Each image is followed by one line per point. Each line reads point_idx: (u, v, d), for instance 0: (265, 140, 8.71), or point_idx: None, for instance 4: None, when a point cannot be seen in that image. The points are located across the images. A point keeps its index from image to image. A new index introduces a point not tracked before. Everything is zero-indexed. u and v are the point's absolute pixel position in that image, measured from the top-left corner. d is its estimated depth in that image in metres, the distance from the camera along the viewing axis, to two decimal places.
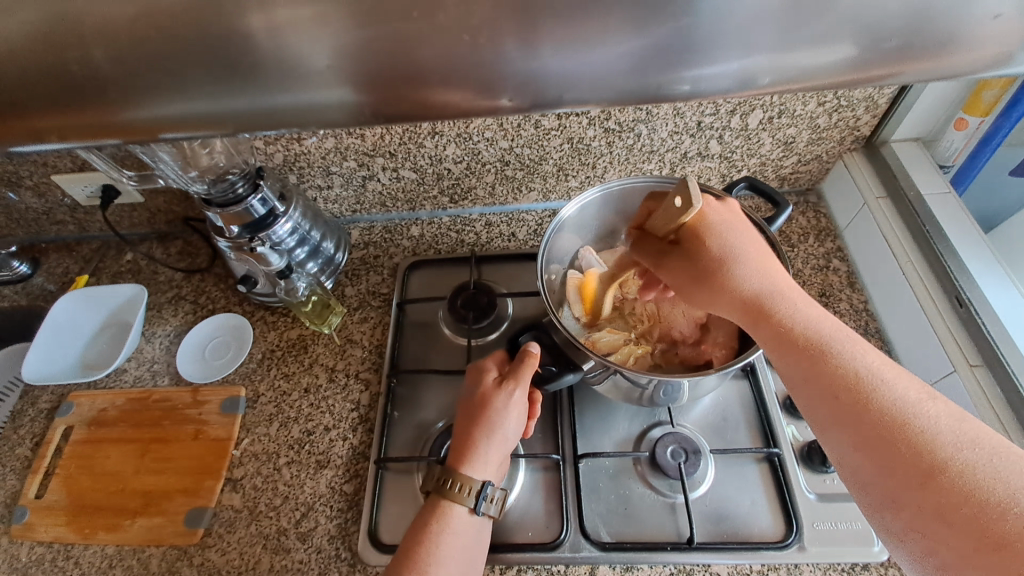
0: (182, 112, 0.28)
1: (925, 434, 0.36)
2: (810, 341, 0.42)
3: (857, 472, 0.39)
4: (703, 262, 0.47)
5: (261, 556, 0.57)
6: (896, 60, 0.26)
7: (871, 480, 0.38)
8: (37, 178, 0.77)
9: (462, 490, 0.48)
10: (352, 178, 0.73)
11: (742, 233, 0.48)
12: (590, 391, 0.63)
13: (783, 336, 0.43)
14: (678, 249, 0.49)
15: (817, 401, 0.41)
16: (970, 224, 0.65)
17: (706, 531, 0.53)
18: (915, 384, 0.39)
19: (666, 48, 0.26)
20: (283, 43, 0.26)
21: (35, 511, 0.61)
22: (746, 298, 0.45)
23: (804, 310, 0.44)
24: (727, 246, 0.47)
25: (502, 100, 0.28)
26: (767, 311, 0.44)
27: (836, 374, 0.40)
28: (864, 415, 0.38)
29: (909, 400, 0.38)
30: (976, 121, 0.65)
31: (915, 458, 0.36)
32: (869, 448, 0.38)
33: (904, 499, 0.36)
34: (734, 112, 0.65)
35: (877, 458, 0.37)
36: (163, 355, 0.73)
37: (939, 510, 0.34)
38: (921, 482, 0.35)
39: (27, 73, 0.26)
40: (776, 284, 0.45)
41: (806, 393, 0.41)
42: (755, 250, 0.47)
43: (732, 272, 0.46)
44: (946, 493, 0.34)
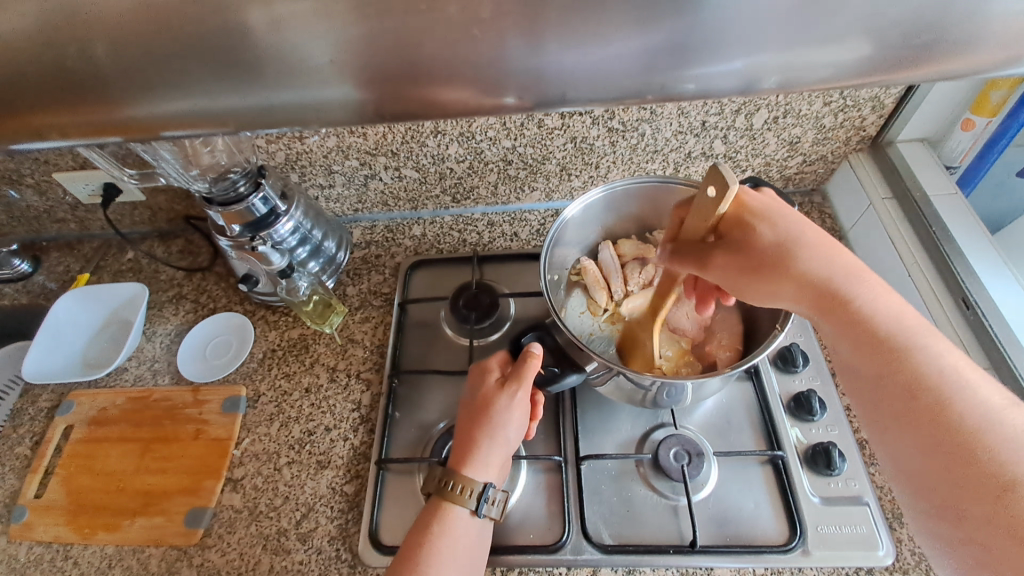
0: (182, 109, 0.28)
1: (1005, 449, 0.36)
2: (888, 342, 0.42)
3: (927, 475, 0.40)
4: (759, 255, 0.44)
5: (262, 557, 0.56)
6: (908, 59, 0.25)
7: (942, 486, 0.39)
8: (38, 176, 0.77)
9: (463, 492, 0.48)
10: (354, 177, 0.72)
11: (792, 216, 0.45)
12: (592, 392, 0.63)
13: (858, 331, 0.43)
14: (723, 243, 0.45)
15: (896, 399, 0.41)
16: (977, 225, 0.64)
17: (709, 535, 0.53)
18: (1000, 394, 0.39)
19: (671, 46, 0.25)
20: (283, 38, 0.26)
21: (35, 511, 0.61)
22: (819, 288, 0.43)
23: (880, 306, 0.43)
24: (784, 234, 0.44)
25: (505, 99, 0.28)
26: (836, 307, 0.43)
27: (919, 375, 0.40)
28: (940, 421, 0.39)
29: (991, 412, 0.38)
30: (983, 121, 0.64)
31: (991, 471, 0.36)
32: (942, 454, 0.38)
33: (971, 509, 0.37)
34: (739, 111, 0.65)
35: (949, 465, 0.38)
36: (164, 354, 0.73)
37: (1007, 525, 0.35)
38: (994, 495, 0.36)
39: (26, 69, 0.26)
40: (842, 270, 0.44)
41: (882, 391, 0.42)
42: (809, 233, 0.45)
43: (794, 262, 0.44)
44: (1018, 509, 0.34)
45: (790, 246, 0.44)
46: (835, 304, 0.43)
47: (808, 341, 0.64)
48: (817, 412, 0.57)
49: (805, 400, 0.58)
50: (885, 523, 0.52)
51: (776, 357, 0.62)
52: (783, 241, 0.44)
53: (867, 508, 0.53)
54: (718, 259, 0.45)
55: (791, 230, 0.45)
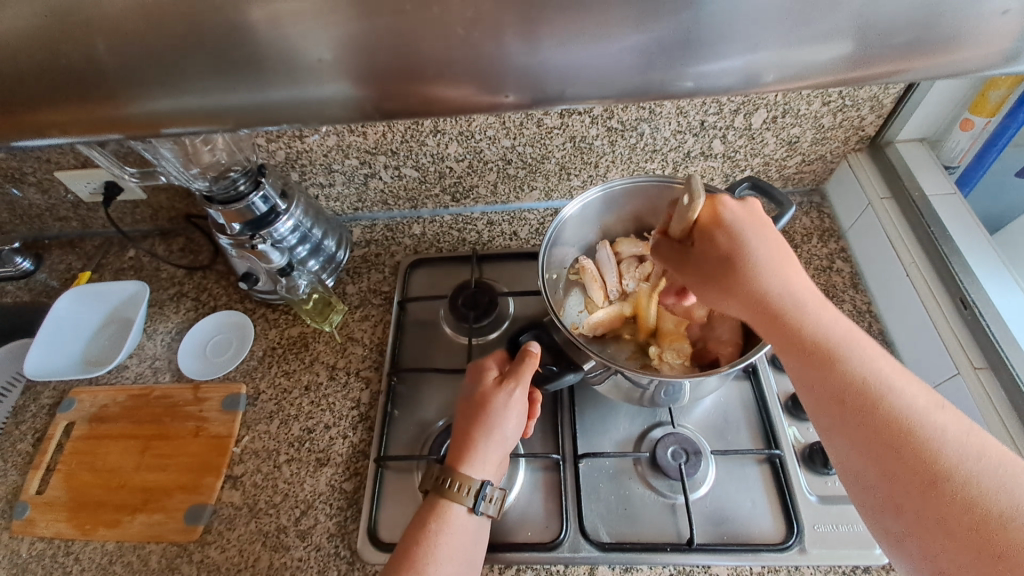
0: (183, 107, 0.28)
1: (933, 445, 0.36)
2: (820, 345, 0.41)
3: (860, 475, 0.39)
4: (720, 265, 0.45)
5: (260, 553, 0.56)
6: (901, 57, 0.26)
7: (875, 486, 0.38)
8: (40, 174, 0.77)
9: (461, 490, 0.48)
10: (354, 176, 0.73)
11: (763, 231, 0.46)
12: (591, 391, 0.63)
13: (793, 338, 0.42)
14: (692, 251, 0.47)
15: (825, 402, 0.40)
16: (976, 225, 0.64)
17: (706, 533, 0.53)
18: (924, 394, 0.39)
19: (669, 43, 0.25)
20: (284, 37, 0.26)
21: (36, 507, 0.61)
22: (768, 296, 0.43)
23: (815, 312, 0.43)
24: (744, 243, 0.45)
25: (503, 97, 0.28)
26: (778, 314, 0.43)
27: (845, 378, 0.40)
28: (870, 420, 0.38)
29: (918, 410, 0.38)
30: (982, 121, 0.64)
31: (920, 466, 0.36)
32: (873, 454, 0.38)
33: (906, 507, 0.36)
34: (738, 111, 0.65)
35: (881, 465, 0.37)
36: (164, 351, 0.73)
37: (942, 522, 0.34)
38: (925, 489, 0.35)
39: (29, 67, 0.26)
40: (793, 281, 0.44)
41: (813, 396, 0.41)
42: (776, 249, 0.45)
43: (749, 274, 0.44)
44: (951, 504, 0.34)
45: (749, 259, 0.44)
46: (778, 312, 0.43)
47: None
48: None
49: (803, 399, 0.58)
50: None
51: (774, 356, 0.62)
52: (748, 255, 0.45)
53: None
54: (688, 265, 0.48)
55: (757, 244, 0.45)
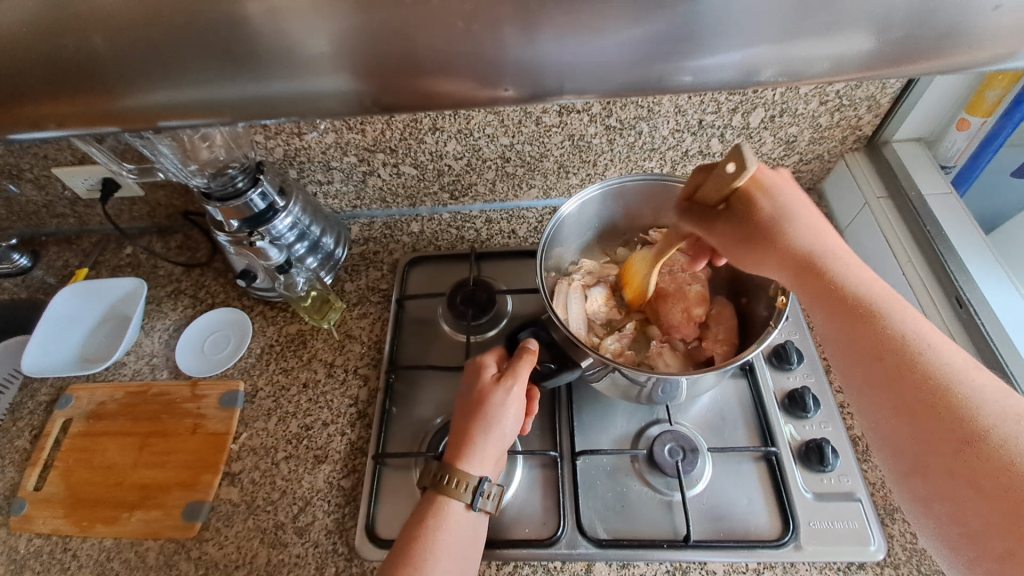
0: (181, 101, 0.28)
1: (969, 404, 0.37)
2: (858, 304, 0.42)
3: (893, 435, 0.40)
4: (759, 225, 0.46)
5: (258, 550, 0.57)
6: (897, 52, 0.26)
7: (908, 444, 0.39)
8: (38, 171, 0.77)
9: (459, 487, 0.48)
10: (353, 173, 0.73)
11: (789, 192, 0.47)
12: (588, 389, 0.64)
13: (829, 293, 0.43)
14: (724, 213, 0.47)
15: (864, 362, 0.41)
16: (972, 224, 0.65)
17: (703, 530, 0.53)
18: (963, 356, 0.39)
19: (667, 38, 0.26)
20: (283, 30, 0.26)
21: (34, 503, 0.61)
22: (802, 260, 0.45)
23: (853, 271, 0.44)
24: (785, 212, 0.46)
25: (502, 90, 0.28)
26: (817, 270, 0.44)
27: (885, 337, 0.40)
28: (905, 379, 0.39)
29: (956, 368, 0.38)
30: (978, 121, 0.64)
31: (957, 425, 0.36)
32: (907, 413, 0.39)
33: (938, 466, 0.37)
34: (736, 110, 0.65)
35: (915, 424, 0.38)
36: (162, 349, 0.73)
37: (972, 479, 0.35)
38: (960, 448, 0.36)
39: (28, 59, 0.26)
40: (829, 249, 0.45)
41: (851, 354, 0.42)
42: (802, 205, 0.47)
43: (788, 237, 0.45)
44: (981, 462, 0.35)
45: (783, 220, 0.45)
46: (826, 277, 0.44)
47: (803, 339, 0.64)
48: (811, 409, 0.58)
49: (799, 397, 0.58)
50: (878, 519, 0.53)
51: (770, 355, 0.63)
52: (780, 216, 0.46)
53: (859, 504, 0.53)
54: (719, 229, 0.48)
55: (787, 203, 0.46)
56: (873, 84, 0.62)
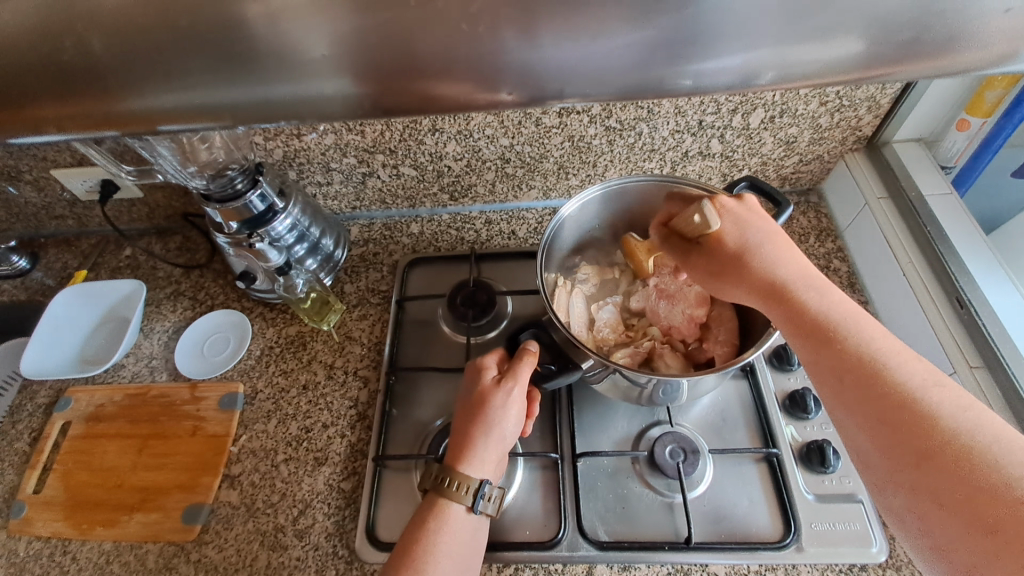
0: (180, 103, 0.28)
1: (929, 417, 0.37)
2: (821, 323, 0.43)
3: (859, 451, 0.40)
4: (727, 253, 0.48)
5: (258, 553, 0.56)
6: (899, 54, 0.26)
7: (873, 462, 0.39)
8: (36, 173, 0.77)
9: (460, 489, 0.48)
10: (352, 174, 0.72)
11: (753, 217, 0.49)
12: (589, 390, 0.63)
13: (793, 311, 0.44)
14: (697, 245, 0.50)
15: (826, 379, 0.42)
16: (972, 225, 0.65)
17: (704, 531, 0.53)
18: (923, 370, 0.39)
19: (668, 41, 0.26)
20: (282, 32, 0.26)
21: (33, 506, 0.61)
22: (768, 279, 0.46)
23: (817, 289, 0.45)
24: (750, 236, 0.48)
25: (502, 94, 0.28)
26: (782, 290, 0.45)
27: (844, 354, 0.41)
28: (867, 396, 0.39)
29: (916, 383, 0.38)
30: (978, 122, 0.64)
31: (915, 441, 0.37)
32: (869, 429, 0.39)
33: (902, 481, 0.37)
34: (736, 110, 0.65)
35: (878, 440, 0.39)
36: (161, 350, 0.73)
37: (936, 493, 0.35)
38: (917, 462, 0.36)
39: (26, 62, 0.26)
40: (791, 264, 0.46)
41: (816, 370, 0.43)
42: (768, 230, 0.48)
43: (753, 259, 0.47)
44: (941, 476, 0.35)
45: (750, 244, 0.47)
46: (792, 301, 0.44)
47: None
48: (812, 411, 0.58)
49: (800, 398, 0.58)
50: (879, 521, 0.53)
51: (771, 355, 0.63)
52: (745, 241, 0.48)
53: (861, 505, 0.53)
54: (695, 262, 0.50)
55: (751, 228, 0.48)
56: (872, 85, 0.62)
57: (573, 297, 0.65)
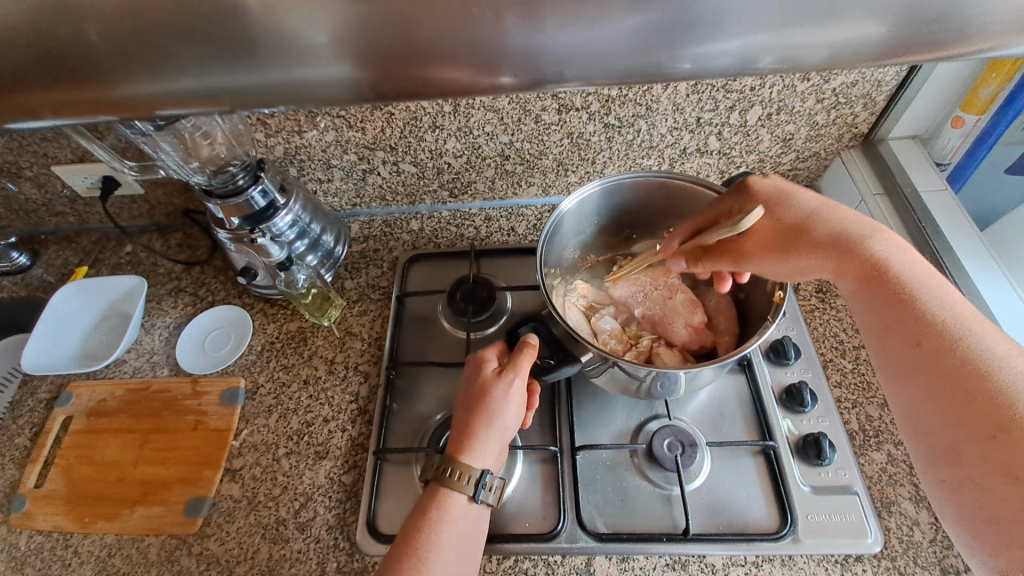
0: (179, 88, 0.29)
1: (1007, 388, 0.38)
2: (899, 295, 0.44)
3: (929, 421, 0.42)
4: (783, 227, 0.50)
5: (260, 545, 0.57)
6: (894, 37, 0.26)
7: (942, 431, 0.41)
8: (37, 169, 0.77)
9: (461, 479, 0.49)
10: (353, 171, 0.73)
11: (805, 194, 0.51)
12: (587, 384, 0.64)
13: (871, 280, 0.46)
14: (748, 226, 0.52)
15: (902, 348, 0.44)
16: (966, 221, 0.65)
17: (702, 523, 0.54)
18: (1008, 342, 0.40)
19: (668, 24, 0.26)
20: (280, 19, 0.27)
21: (35, 500, 0.61)
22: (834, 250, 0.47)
23: (897, 260, 0.46)
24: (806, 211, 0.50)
25: (500, 78, 0.29)
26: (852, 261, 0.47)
27: (925, 324, 0.43)
28: (941, 364, 0.41)
29: (999, 355, 0.39)
30: (973, 119, 0.65)
31: (990, 412, 0.38)
32: (941, 397, 0.41)
33: (969, 449, 0.38)
34: (733, 108, 0.66)
35: (950, 407, 0.40)
36: (162, 346, 0.73)
37: (1002, 462, 0.36)
38: (992, 434, 0.37)
39: (26, 48, 0.27)
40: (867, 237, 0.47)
41: (891, 339, 0.45)
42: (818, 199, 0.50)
43: (815, 232, 0.48)
44: (1012, 448, 0.36)
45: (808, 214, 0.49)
46: (874, 268, 0.46)
47: (800, 335, 0.65)
48: (808, 404, 0.58)
49: (796, 392, 0.59)
50: (874, 512, 0.53)
51: (768, 350, 0.63)
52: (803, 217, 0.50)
53: (856, 497, 0.54)
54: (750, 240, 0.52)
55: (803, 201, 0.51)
56: (868, 82, 0.63)
57: (569, 296, 0.66)
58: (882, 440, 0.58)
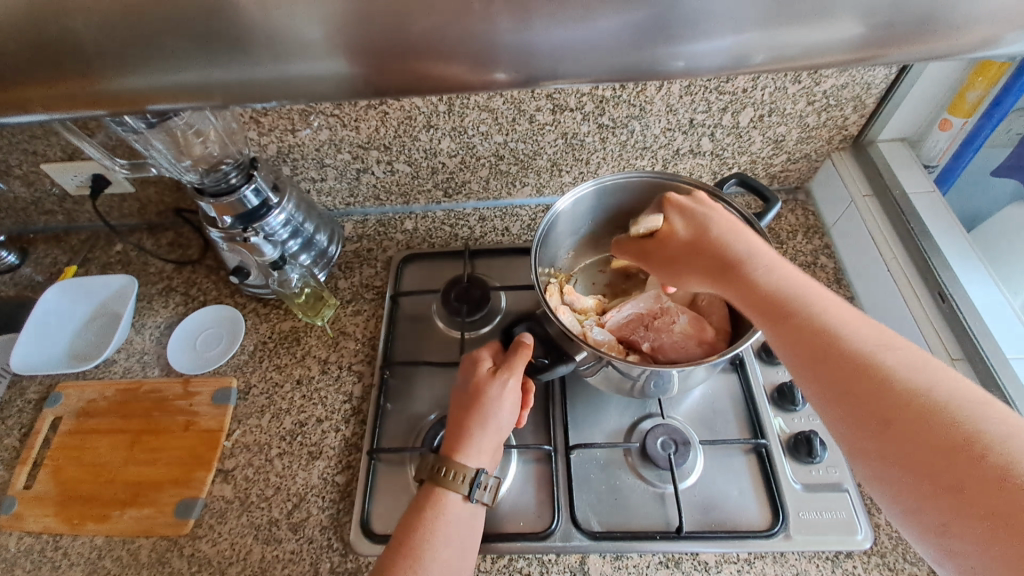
0: (169, 82, 0.29)
1: (884, 381, 0.37)
2: (773, 297, 0.44)
3: (827, 422, 0.40)
4: (676, 250, 0.52)
5: (253, 546, 0.56)
6: (877, 39, 0.27)
7: (841, 433, 0.39)
8: (27, 167, 0.76)
9: (456, 478, 0.49)
10: (346, 170, 0.73)
11: (708, 209, 0.52)
12: (582, 383, 0.64)
13: (748, 287, 0.46)
14: (650, 246, 0.55)
15: (786, 355, 0.43)
16: (954, 222, 0.66)
17: (695, 521, 0.54)
18: (877, 332, 0.40)
19: (659, 22, 0.26)
20: (272, 15, 0.27)
21: (23, 502, 0.61)
22: (717, 257, 0.48)
23: (766, 266, 0.46)
24: (701, 227, 0.51)
25: (496, 74, 0.29)
26: (730, 268, 0.47)
27: (799, 326, 0.42)
28: (823, 368, 0.40)
29: (869, 347, 0.39)
30: (960, 122, 0.66)
31: (875, 406, 0.37)
32: (825, 399, 0.40)
33: (868, 448, 0.37)
34: (726, 109, 0.66)
35: (841, 407, 0.38)
36: (153, 346, 0.72)
37: (900, 457, 0.35)
38: (881, 429, 0.36)
39: (14, 38, 0.27)
40: (737, 247, 0.48)
41: (774, 345, 0.44)
42: (720, 220, 0.50)
43: (705, 245, 0.50)
44: (905, 438, 0.35)
45: (699, 235, 0.50)
46: (739, 279, 0.47)
47: None
48: (799, 402, 0.59)
49: (788, 390, 0.60)
50: (864, 509, 0.54)
51: (760, 349, 0.64)
52: (696, 229, 0.51)
53: (846, 494, 0.54)
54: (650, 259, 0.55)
55: (707, 219, 0.51)
56: (858, 85, 0.64)
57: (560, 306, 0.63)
58: None
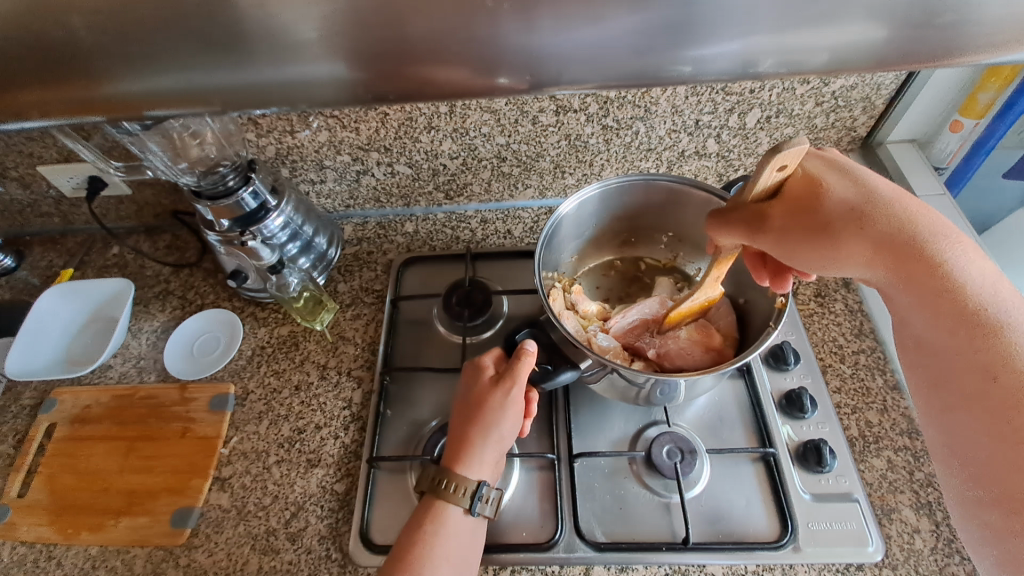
0: (163, 87, 0.28)
1: None
2: (971, 311, 0.37)
3: (979, 462, 0.36)
4: (832, 215, 0.41)
5: (250, 557, 0.55)
6: (894, 42, 0.26)
7: (993, 480, 0.36)
8: (22, 169, 0.75)
9: (457, 491, 0.47)
10: (346, 172, 0.72)
11: (876, 177, 0.42)
12: (585, 390, 0.63)
13: (940, 290, 0.39)
14: (782, 208, 0.43)
15: (964, 379, 0.37)
16: (966, 225, 0.65)
17: (702, 532, 0.53)
18: None
19: (666, 26, 0.26)
20: (268, 16, 0.26)
21: (17, 511, 0.60)
22: (897, 242, 0.40)
23: (967, 271, 0.39)
24: (874, 197, 0.41)
25: (498, 80, 0.28)
26: (922, 260, 0.39)
27: (996, 354, 0.36)
28: (1009, 409, 0.35)
29: None
30: (972, 123, 0.65)
31: None
32: (995, 442, 0.36)
33: None
34: (733, 110, 0.65)
35: (1014, 458, 0.34)
36: (150, 351, 0.71)
37: None
38: None
39: (3, 41, 0.26)
40: (935, 236, 0.40)
41: (952, 365, 0.38)
42: (893, 194, 0.41)
43: (881, 222, 0.40)
44: None
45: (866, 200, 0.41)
46: (928, 279, 0.39)
47: (799, 340, 0.64)
48: (807, 410, 0.58)
49: (796, 397, 0.58)
50: (875, 519, 0.53)
51: (767, 355, 0.63)
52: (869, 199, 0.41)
53: (857, 504, 0.53)
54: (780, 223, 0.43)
55: (876, 190, 0.42)
56: (867, 86, 0.63)
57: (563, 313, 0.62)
58: (882, 446, 0.57)
